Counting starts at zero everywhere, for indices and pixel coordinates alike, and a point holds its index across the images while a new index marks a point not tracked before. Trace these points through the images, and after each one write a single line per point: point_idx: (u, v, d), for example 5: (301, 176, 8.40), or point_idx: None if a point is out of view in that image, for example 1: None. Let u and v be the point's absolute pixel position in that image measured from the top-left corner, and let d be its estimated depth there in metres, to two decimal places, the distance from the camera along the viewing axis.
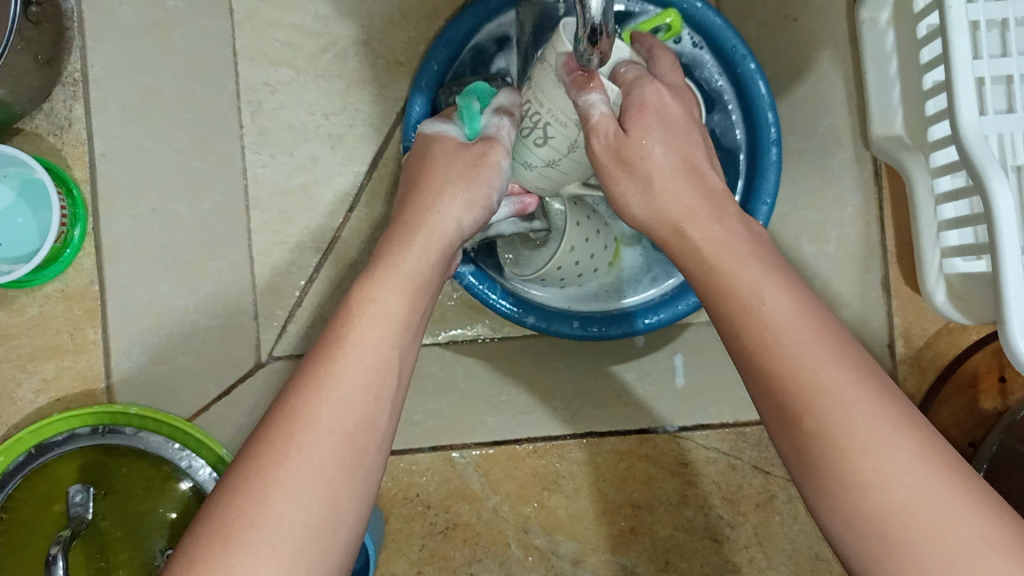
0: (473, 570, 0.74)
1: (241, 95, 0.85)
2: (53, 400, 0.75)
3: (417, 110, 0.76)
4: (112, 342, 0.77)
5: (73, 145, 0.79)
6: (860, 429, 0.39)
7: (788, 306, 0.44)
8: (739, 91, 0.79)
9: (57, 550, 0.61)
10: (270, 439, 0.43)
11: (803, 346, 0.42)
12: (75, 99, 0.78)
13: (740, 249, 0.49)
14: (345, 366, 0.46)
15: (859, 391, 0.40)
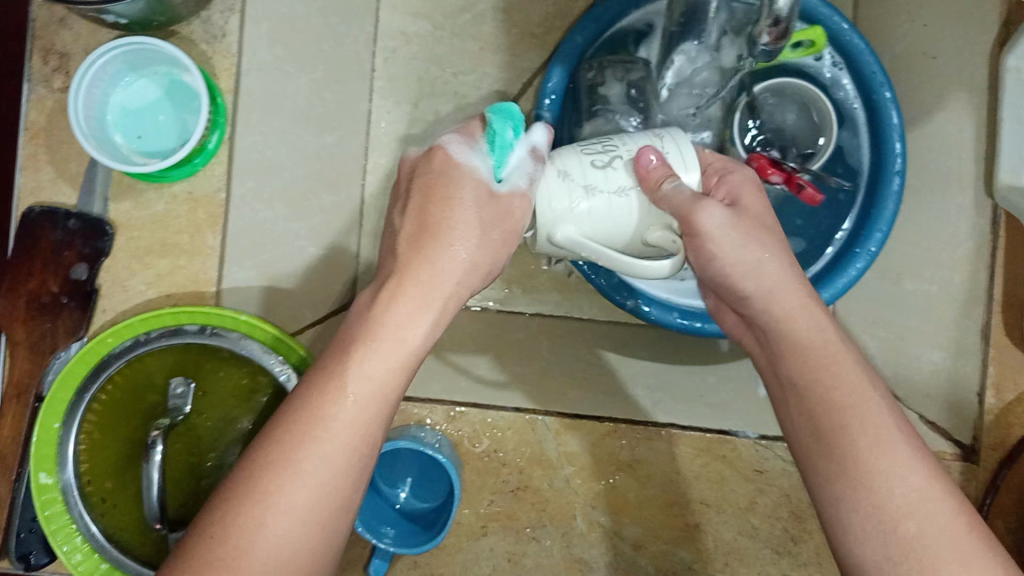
0: (536, 534, 0.75)
1: (378, 40, 0.87)
2: (162, 295, 0.75)
3: (553, 82, 0.77)
4: (228, 252, 0.78)
5: (222, 56, 0.80)
6: (868, 439, 0.47)
7: (848, 379, 0.49)
8: (872, 117, 0.80)
9: (158, 435, 0.65)
10: (237, 501, 0.45)
11: (840, 366, 0.50)
12: (232, 12, 0.80)
13: (815, 326, 0.52)
14: (338, 401, 0.47)
15: (878, 415, 0.48)
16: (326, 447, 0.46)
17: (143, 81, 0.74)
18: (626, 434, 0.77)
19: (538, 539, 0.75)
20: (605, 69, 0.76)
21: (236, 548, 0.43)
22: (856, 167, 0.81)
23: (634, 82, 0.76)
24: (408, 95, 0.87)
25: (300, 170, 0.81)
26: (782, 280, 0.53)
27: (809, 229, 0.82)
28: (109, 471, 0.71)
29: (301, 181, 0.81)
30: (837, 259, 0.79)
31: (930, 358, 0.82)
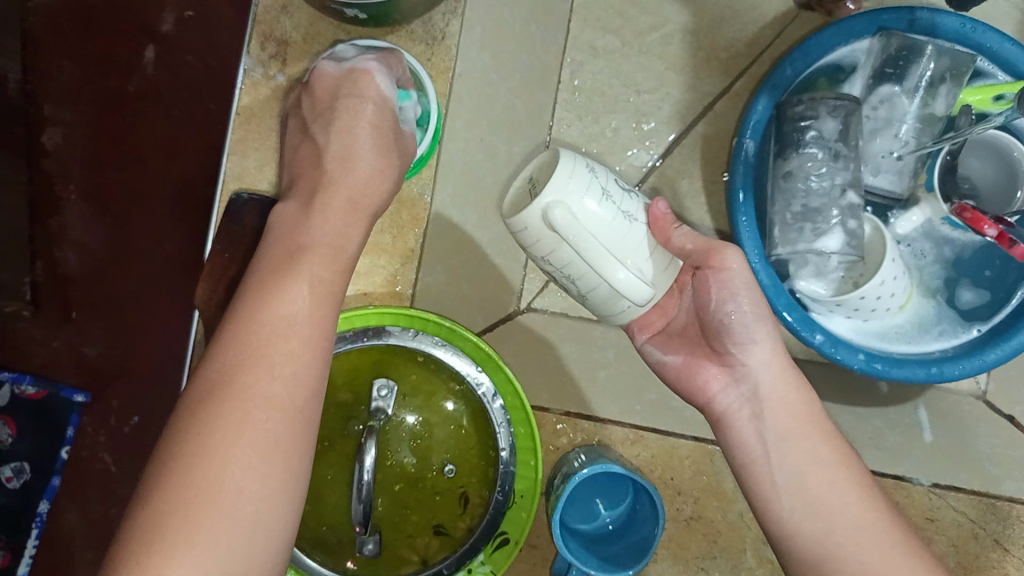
0: (705, 565, 0.75)
1: (567, 51, 0.87)
2: (361, 293, 0.76)
3: (759, 110, 0.76)
4: (425, 255, 0.78)
5: (440, 57, 0.81)
6: (810, 485, 0.58)
7: (826, 454, 0.59)
8: None
9: (369, 436, 0.63)
10: (201, 443, 0.46)
11: (779, 414, 0.60)
12: (453, 15, 0.82)
13: (791, 401, 0.60)
14: (232, 426, 0.46)
15: (811, 455, 0.59)
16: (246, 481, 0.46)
17: None
18: None
19: (705, 570, 0.75)
20: (818, 103, 0.76)
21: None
22: None
23: (843, 118, 0.76)
24: (589, 109, 0.88)
25: (492, 177, 0.80)
26: (767, 362, 0.61)
27: (995, 280, 0.80)
28: None
29: (486, 188, 0.80)
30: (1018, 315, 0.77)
31: None
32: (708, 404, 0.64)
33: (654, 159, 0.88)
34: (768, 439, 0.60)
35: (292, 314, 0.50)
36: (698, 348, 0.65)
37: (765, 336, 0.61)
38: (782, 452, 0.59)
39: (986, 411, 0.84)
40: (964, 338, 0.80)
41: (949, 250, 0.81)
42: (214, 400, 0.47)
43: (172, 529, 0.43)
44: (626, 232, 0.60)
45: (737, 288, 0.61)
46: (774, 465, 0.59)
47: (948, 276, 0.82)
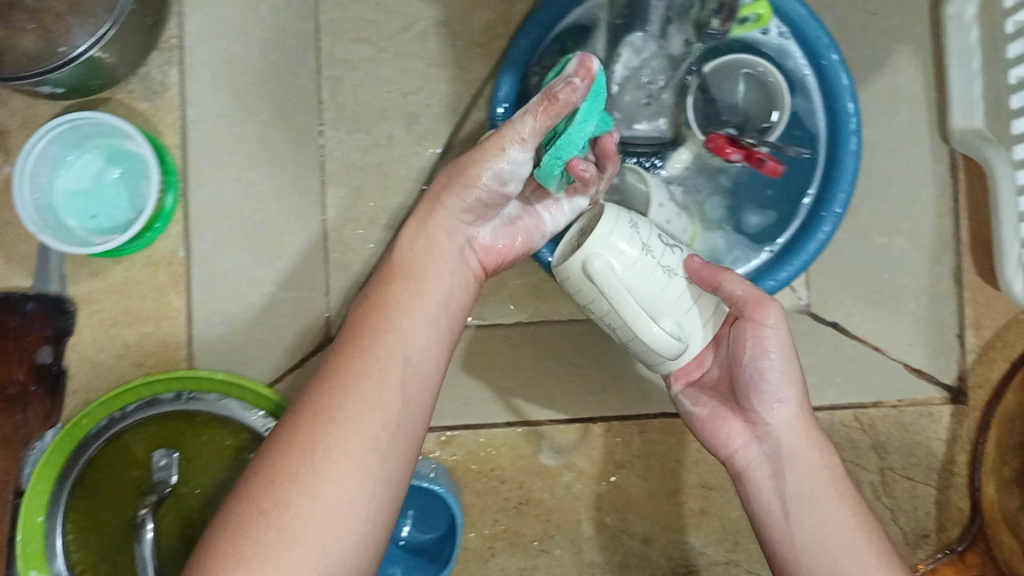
0: (545, 546, 0.76)
1: (321, 70, 0.84)
2: (134, 366, 0.76)
3: (503, 92, 0.77)
4: (195, 310, 0.78)
5: (166, 110, 0.80)
6: (838, 551, 0.55)
7: (843, 515, 0.56)
8: (823, 82, 0.79)
9: (146, 513, 0.64)
10: (256, 496, 0.48)
11: (806, 476, 0.57)
12: (169, 65, 0.80)
13: (812, 463, 0.57)
14: (366, 406, 0.52)
15: (841, 519, 0.56)
16: (350, 440, 0.51)
17: (84, 157, 0.73)
18: (625, 430, 0.77)
19: (547, 551, 0.76)
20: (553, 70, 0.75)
21: (273, 529, 0.47)
22: (813, 131, 0.80)
23: None
24: (357, 122, 0.85)
25: (260, 215, 0.81)
26: (790, 424, 0.58)
27: (778, 198, 0.81)
28: (102, 556, 0.70)
29: (261, 227, 0.81)
30: (805, 226, 0.79)
31: (909, 307, 0.82)
32: (728, 458, 0.61)
33: (435, 157, 0.86)
34: (786, 499, 0.57)
35: (424, 315, 0.58)
36: (721, 404, 0.62)
37: (793, 395, 0.58)
38: (802, 514, 0.56)
39: (810, 323, 0.83)
40: (757, 261, 0.81)
41: (725, 179, 0.81)
42: (366, 381, 0.53)
43: (281, 489, 0.49)
44: (677, 283, 0.60)
45: (771, 346, 0.57)
46: (794, 525, 0.56)
47: (731, 204, 0.82)
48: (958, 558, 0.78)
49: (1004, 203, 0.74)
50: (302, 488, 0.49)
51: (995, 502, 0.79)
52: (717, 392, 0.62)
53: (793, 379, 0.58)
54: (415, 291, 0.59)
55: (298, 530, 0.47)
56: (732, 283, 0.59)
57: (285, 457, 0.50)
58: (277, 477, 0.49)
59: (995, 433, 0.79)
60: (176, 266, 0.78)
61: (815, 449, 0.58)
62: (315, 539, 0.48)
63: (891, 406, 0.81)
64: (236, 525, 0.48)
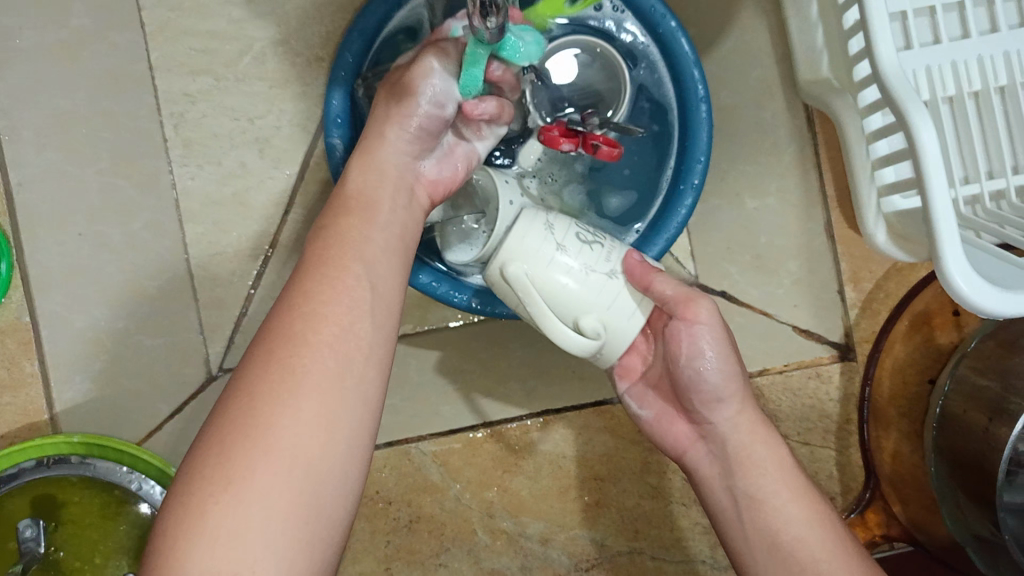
0: (442, 560, 0.74)
1: (162, 108, 0.81)
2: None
3: (336, 104, 0.74)
4: (52, 372, 0.78)
5: None
6: (793, 542, 0.52)
7: (797, 509, 0.53)
8: (664, 49, 0.76)
9: None
10: (217, 449, 0.42)
11: (756, 466, 0.55)
12: None
13: (761, 460, 0.55)
14: (324, 335, 0.47)
15: (797, 508, 0.53)
16: (313, 369, 0.45)
17: None
18: (509, 432, 0.75)
19: (446, 565, 0.74)
20: None
21: (229, 483, 0.41)
22: (663, 103, 0.78)
23: None
24: (206, 155, 0.82)
25: (114, 266, 0.79)
26: (736, 418, 0.56)
27: (637, 177, 0.79)
28: None
29: (117, 279, 0.79)
30: (666, 202, 0.77)
31: (787, 269, 0.81)
32: (683, 457, 0.60)
33: (293, 180, 0.82)
34: (738, 497, 0.55)
35: (377, 244, 0.54)
36: (668, 404, 0.61)
37: (735, 391, 0.56)
38: (752, 511, 0.54)
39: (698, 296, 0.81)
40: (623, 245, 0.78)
41: (581, 165, 0.79)
42: (317, 312, 0.48)
43: (245, 425, 0.43)
44: (606, 282, 0.58)
45: (706, 345, 0.55)
46: (745, 523, 0.54)
47: (591, 189, 0.79)
48: (859, 519, 0.77)
49: (855, 152, 0.74)
50: (268, 424, 0.43)
51: (894, 456, 0.78)
52: (659, 390, 0.61)
53: (732, 372, 0.56)
54: (369, 222, 0.55)
55: (263, 469, 0.42)
56: (659, 283, 0.57)
57: (248, 393, 0.44)
58: (240, 414, 0.44)
59: (886, 383, 0.79)
60: (25, 330, 0.78)
61: (764, 440, 0.56)
62: (280, 477, 0.42)
63: (778, 372, 0.79)
64: (200, 472, 0.42)
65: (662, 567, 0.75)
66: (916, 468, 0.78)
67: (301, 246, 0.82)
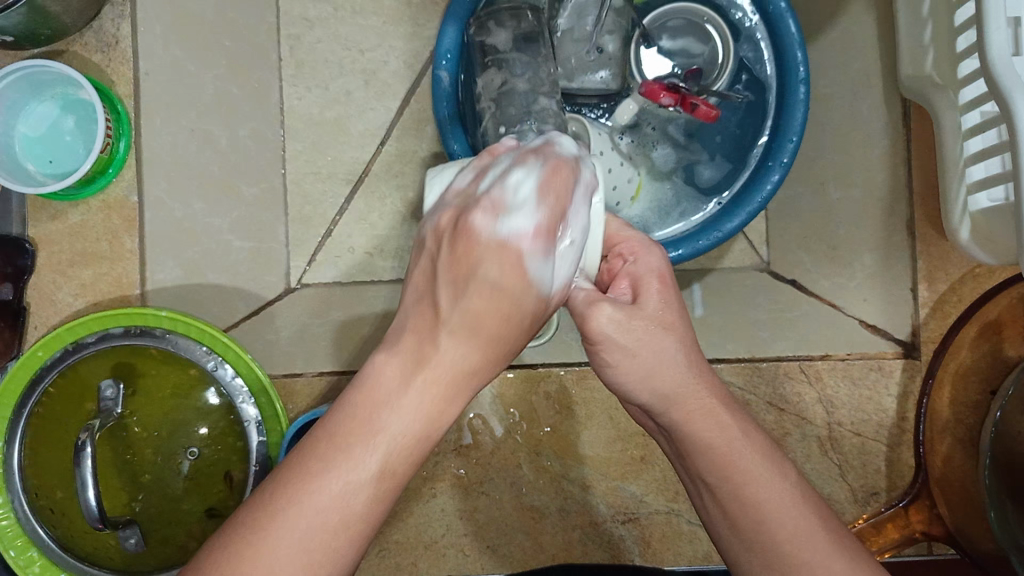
0: (485, 489, 0.77)
1: (280, 29, 0.87)
2: (90, 303, 0.81)
3: (448, 38, 0.77)
4: (149, 253, 0.81)
5: (118, 61, 0.83)
6: (762, 523, 0.48)
7: (772, 497, 0.48)
8: (770, 29, 0.77)
9: (85, 437, 0.66)
10: (283, 484, 0.42)
11: (711, 442, 0.50)
12: (122, 18, 0.82)
13: (696, 450, 0.51)
14: (387, 432, 0.44)
15: (771, 490, 0.48)
16: (381, 455, 0.44)
17: (41, 106, 0.82)
18: (565, 377, 0.78)
19: (487, 493, 0.77)
20: (496, 16, 0.76)
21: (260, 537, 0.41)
22: (761, 79, 0.80)
23: (523, 30, 0.76)
24: (315, 78, 0.87)
25: (216, 165, 0.83)
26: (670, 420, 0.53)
27: (730, 150, 0.81)
28: (58, 483, 0.74)
29: (216, 177, 0.83)
30: (755, 176, 0.78)
31: (862, 262, 0.81)
32: None
33: (392, 113, 0.87)
34: (699, 492, 0.52)
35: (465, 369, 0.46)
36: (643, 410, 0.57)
37: (651, 389, 0.53)
38: (713, 504, 0.51)
39: (768, 281, 0.84)
40: (705, 213, 0.81)
41: (675, 130, 0.81)
42: (420, 358, 0.45)
43: (265, 522, 0.41)
44: None
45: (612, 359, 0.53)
46: (714, 518, 0.51)
47: (685, 155, 0.82)
48: (900, 513, 0.77)
49: (949, 147, 0.75)
50: (279, 529, 0.41)
51: (945, 460, 0.76)
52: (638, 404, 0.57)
53: (649, 369, 0.53)
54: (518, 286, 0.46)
55: (334, 498, 0.42)
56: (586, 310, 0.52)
57: (298, 465, 0.43)
58: (274, 513, 0.41)
59: (947, 390, 0.77)
60: (128, 209, 0.82)
61: (717, 417, 0.51)
62: (295, 550, 0.41)
63: (839, 359, 0.80)
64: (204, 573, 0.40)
65: (697, 532, 0.76)
66: (966, 475, 0.75)
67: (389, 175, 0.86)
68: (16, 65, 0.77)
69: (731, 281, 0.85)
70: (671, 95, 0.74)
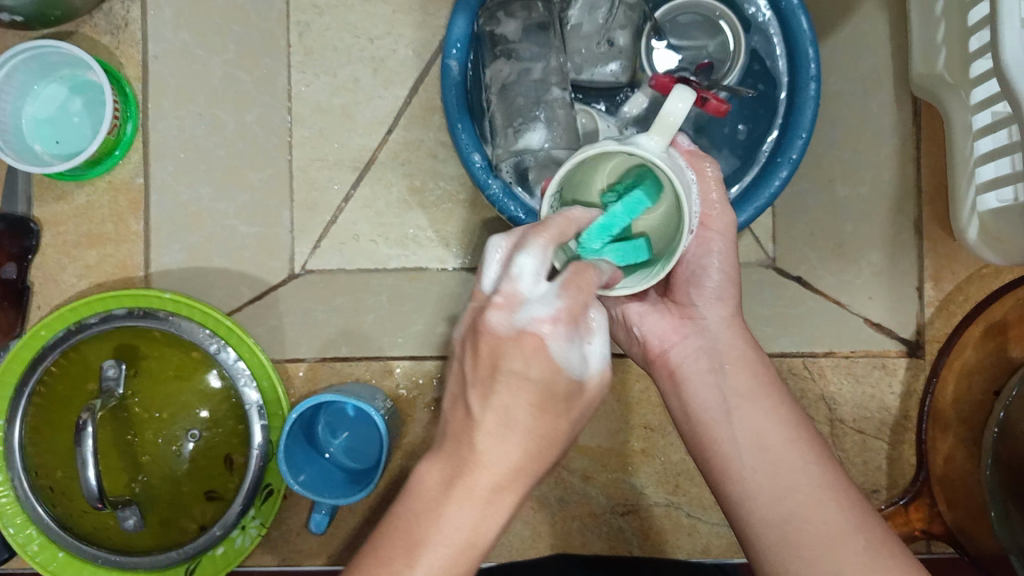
0: None
1: (290, 15, 0.86)
2: (95, 284, 0.81)
3: (458, 29, 0.75)
4: (154, 236, 0.82)
5: (128, 44, 0.83)
6: (778, 437, 0.53)
7: (786, 417, 0.55)
8: (785, 25, 0.77)
9: (86, 417, 0.66)
10: (384, 556, 0.44)
11: (748, 361, 0.58)
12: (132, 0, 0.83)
13: (752, 361, 0.58)
14: (469, 488, 0.44)
15: (789, 413, 0.55)
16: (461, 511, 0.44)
17: (50, 87, 0.82)
18: None
19: None
20: (508, 6, 0.76)
21: None
22: (772, 73, 0.80)
23: (534, 20, 0.76)
24: (323, 65, 0.86)
25: (223, 149, 0.84)
26: (725, 323, 0.60)
27: (740, 145, 0.81)
28: (60, 463, 0.74)
29: (224, 162, 0.84)
30: (763, 172, 0.77)
31: (869, 259, 0.81)
32: (657, 352, 0.62)
33: (400, 101, 0.85)
34: (727, 396, 0.57)
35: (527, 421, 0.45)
36: (679, 307, 0.62)
37: (730, 297, 0.61)
38: (739, 409, 0.56)
39: (773, 277, 0.82)
40: None
41: (684, 124, 0.80)
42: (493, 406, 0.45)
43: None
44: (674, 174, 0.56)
45: (716, 250, 0.60)
46: (734, 423, 0.55)
47: None
48: (901, 510, 0.77)
49: (958, 147, 0.74)
50: None
51: (947, 459, 0.76)
52: (676, 298, 0.62)
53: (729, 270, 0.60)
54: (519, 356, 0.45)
55: (440, 547, 0.44)
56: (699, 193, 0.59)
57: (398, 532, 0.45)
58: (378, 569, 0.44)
59: (950, 387, 0.77)
60: (135, 191, 0.83)
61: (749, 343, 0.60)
62: None
63: (843, 357, 0.79)
64: None
65: (696, 526, 0.76)
66: (967, 475, 0.75)
67: (397, 163, 0.85)
68: (24, 45, 0.77)
69: (740, 275, 0.82)
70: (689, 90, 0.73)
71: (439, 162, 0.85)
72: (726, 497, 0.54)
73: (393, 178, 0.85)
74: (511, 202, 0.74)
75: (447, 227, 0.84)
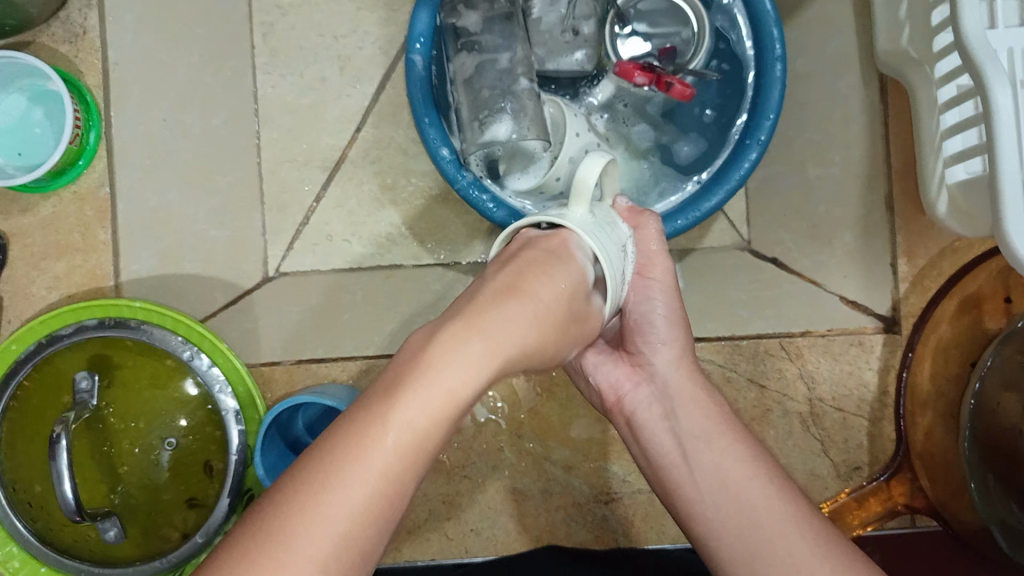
0: (467, 473, 0.76)
1: (254, 16, 0.84)
2: (65, 296, 0.81)
3: (422, 25, 0.75)
4: (123, 245, 0.82)
5: (88, 52, 0.83)
6: (740, 479, 0.53)
7: (744, 454, 0.54)
8: (748, 6, 0.76)
9: (60, 430, 0.65)
10: (348, 429, 0.36)
11: (700, 403, 0.57)
12: (90, 7, 0.83)
13: (702, 401, 0.57)
14: (471, 383, 0.39)
15: (744, 452, 0.54)
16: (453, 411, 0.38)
17: (10, 97, 0.81)
18: None
19: (469, 478, 0.76)
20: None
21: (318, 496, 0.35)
22: (738, 53, 0.79)
23: (497, 11, 0.75)
24: (290, 65, 0.85)
25: (189, 155, 0.83)
26: (674, 364, 0.59)
27: (709, 128, 0.81)
28: (37, 476, 0.74)
29: (190, 166, 0.83)
30: (732, 155, 0.77)
31: (842, 239, 0.81)
32: (614, 403, 0.61)
33: (369, 99, 0.84)
34: (682, 440, 0.56)
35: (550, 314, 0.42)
36: (630, 356, 0.61)
37: (675, 339, 0.60)
38: (695, 453, 0.55)
39: (749, 261, 0.81)
40: (684, 193, 0.80)
41: (652, 109, 0.81)
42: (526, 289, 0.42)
43: (321, 476, 0.35)
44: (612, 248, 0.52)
45: (656, 296, 0.59)
46: (693, 468, 0.55)
47: (659, 136, 0.81)
48: (883, 486, 0.77)
49: (925, 122, 0.75)
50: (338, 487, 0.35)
51: (926, 435, 0.78)
52: (627, 346, 0.61)
53: (673, 314, 0.60)
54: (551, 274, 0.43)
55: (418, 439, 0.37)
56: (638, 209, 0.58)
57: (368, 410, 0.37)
58: (334, 452, 0.36)
59: (926, 366, 0.78)
60: (101, 200, 0.82)
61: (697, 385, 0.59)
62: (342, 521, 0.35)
63: (819, 336, 0.80)
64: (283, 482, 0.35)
65: None
66: (947, 449, 0.77)
67: (368, 160, 0.84)
68: None
69: (713, 261, 0.81)
70: (643, 73, 0.74)
71: (410, 158, 0.84)
72: (693, 537, 0.54)
73: (364, 176, 0.84)
74: (483, 194, 0.75)
75: (420, 223, 0.83)
